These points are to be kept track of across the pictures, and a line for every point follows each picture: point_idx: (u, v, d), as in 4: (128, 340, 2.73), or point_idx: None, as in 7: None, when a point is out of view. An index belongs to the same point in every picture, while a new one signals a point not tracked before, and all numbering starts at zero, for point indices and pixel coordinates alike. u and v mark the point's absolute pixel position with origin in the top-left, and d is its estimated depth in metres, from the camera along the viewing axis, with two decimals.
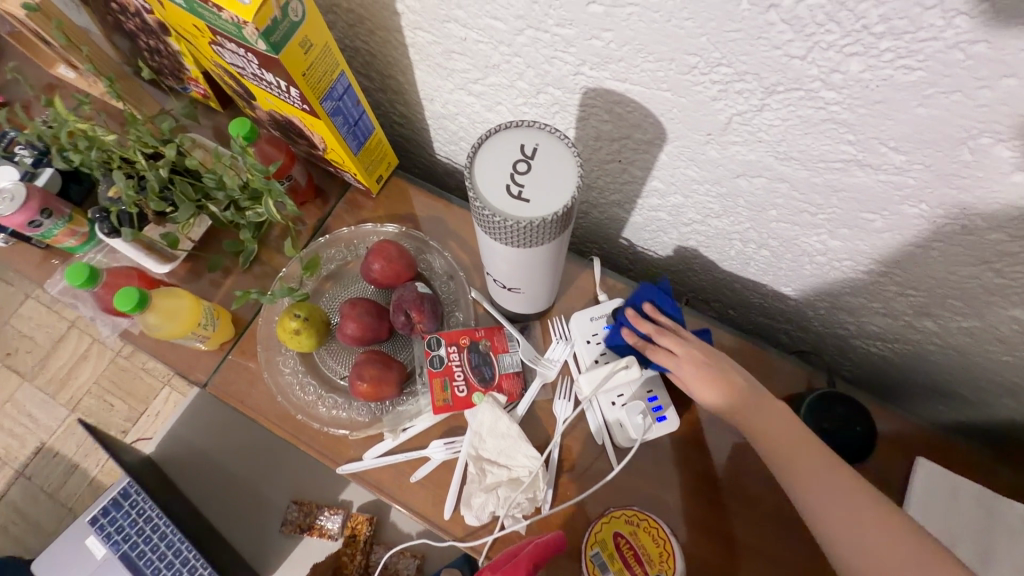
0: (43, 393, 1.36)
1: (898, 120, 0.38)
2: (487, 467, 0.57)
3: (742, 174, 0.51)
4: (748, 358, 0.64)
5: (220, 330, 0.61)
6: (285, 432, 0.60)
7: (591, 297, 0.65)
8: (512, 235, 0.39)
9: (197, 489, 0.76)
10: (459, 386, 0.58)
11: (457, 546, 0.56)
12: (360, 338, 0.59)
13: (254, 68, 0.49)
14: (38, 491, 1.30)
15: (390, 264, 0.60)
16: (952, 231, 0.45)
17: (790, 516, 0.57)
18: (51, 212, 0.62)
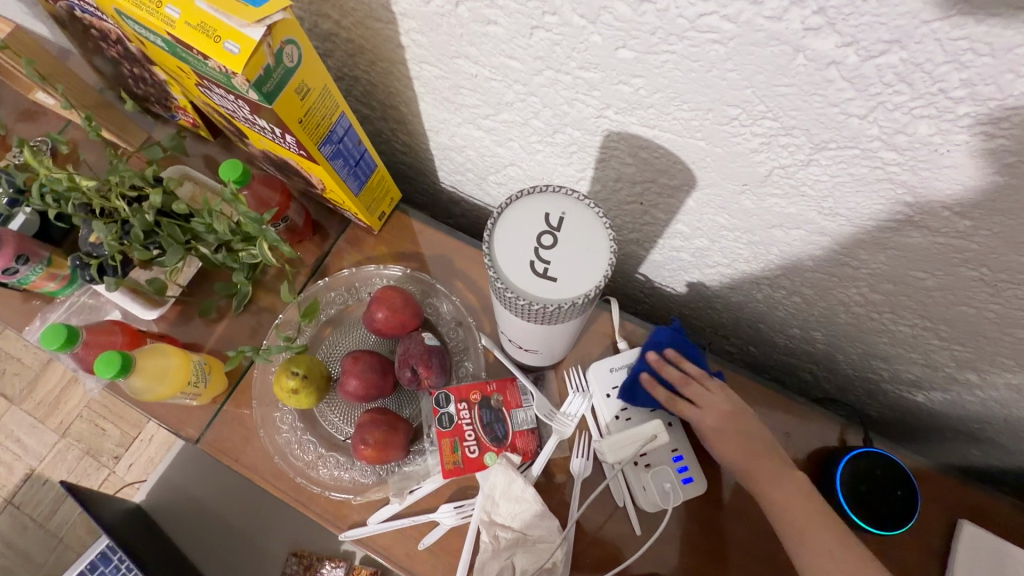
0: (31, 418, 1.32)
1: (967, 186, 0.34)
2: (501, 534, 0.52)
3: (778, 226, 0.47)
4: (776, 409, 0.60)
5: (212, 385, 0.57)
6: (284, 495, 0.56)
7: (609, 344, 0.61)
8: (535, 315, 0.35)
9: (189, 540, 0.71)
10: (469, 447, 0.54)
11: None
12: (364, 395, 0.55)
13: (245, 113, 0.44)
14: (28, 520, 1.26)
15: (395, 313, 0.56)
16: (1015, 296, 0.41)
17: None
18: (27, 258, 0.57)
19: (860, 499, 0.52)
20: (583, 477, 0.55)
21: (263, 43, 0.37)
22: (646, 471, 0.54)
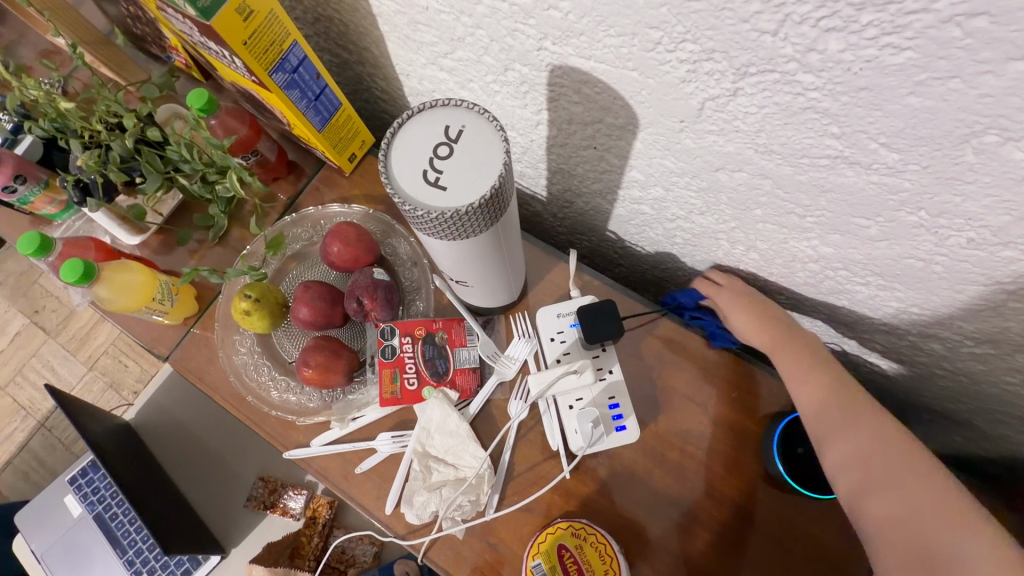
0: (65, 350, 1.44)
1: (887, 112, 0.32)
2: (433, 465, 0.54)
3: (721, 168, 0.46)
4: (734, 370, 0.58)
5: (179, 305, 0.61)
6: (239, 413, 0.59)
7: (561, 294, 0.61)
8: (432, 227, 0.35)
9: (168, 458, 0.76)
10: (409, 378, 0.56)
11: (397, 543, 0.53)
12: (313, 323, 0.57)
13: (197, 36, 0.47)
14: (57, 442, 1.38)
15: (349, 247, 0.58)
16: (959, 244, 0.38)
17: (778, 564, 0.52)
18: (25, 178, 0.62)
19: (795, 459, 0.52)
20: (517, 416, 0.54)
21: None
22: (578, 412, 0.54)
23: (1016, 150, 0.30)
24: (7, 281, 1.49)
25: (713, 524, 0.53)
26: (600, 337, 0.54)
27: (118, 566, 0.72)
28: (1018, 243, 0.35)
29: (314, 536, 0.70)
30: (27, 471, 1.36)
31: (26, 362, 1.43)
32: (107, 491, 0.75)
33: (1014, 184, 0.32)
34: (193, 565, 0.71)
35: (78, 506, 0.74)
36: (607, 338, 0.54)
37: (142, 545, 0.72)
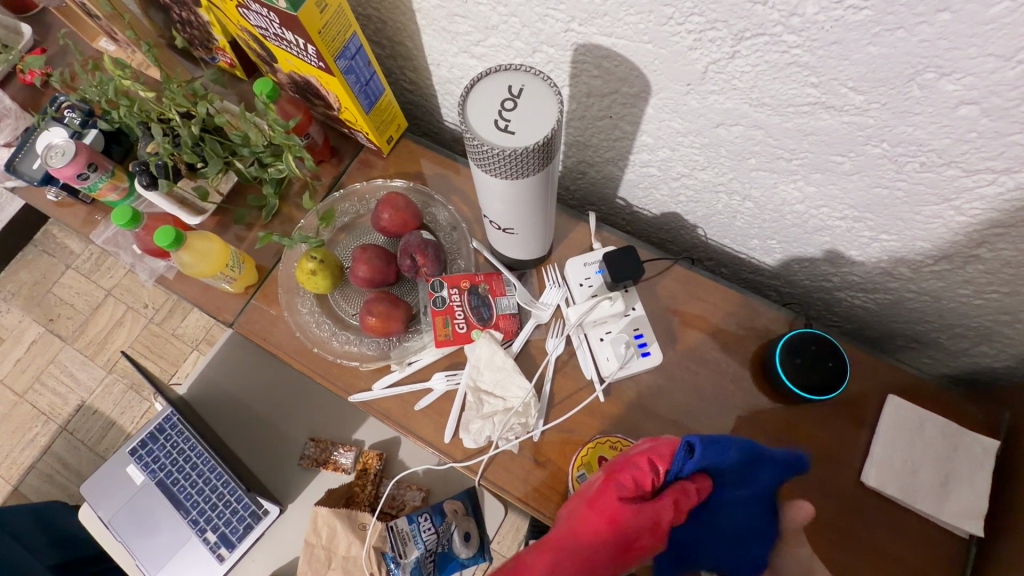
0: (83, 355, 1.47)
1: (853, 60, 0.42)
2: (484, 397, 0.62)
3: (721, 124, 0.55)
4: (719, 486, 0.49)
5: (245, 274, 0.68)
6: (304, 365, 0.66)
7: (584, 248, 0.70)
8: (501, 165, 0.44)
9: (224, 426, 0.82)
10: (459, 323, 0.63)
11: (455, 466, 0.61)
12: (371, 280, 0.65)
13: (276, 27, 0.55)
14: (80, 443, 1.41)
15: (398, 214, 0.66)
16: (914, 168, 0.48)
17: (786, 464, 0.61)
18: (96, 167, 0.69)
19: (795, 369, 0.59)
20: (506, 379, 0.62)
21: None
22: (609, 341, 0.63)
23: (948, 83, 0.40)
24: (22, 291, 1.52)
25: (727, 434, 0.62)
26: (623, 278, 0.63)
27: (183, 525, 0.79)
28: (958, 161, 0.45)
29: (367, 485, 0.77)
30: (50, 474, 1.39)
31: (43, 370, 1.46)
32: (167, 458, 0.81)
33: (949, 111, 0.42)
34: (254, 520, 0.78)
35: (140, 474, 0.80)
36: (630, 280, 0.63)
37: (205, 505, 0.79)
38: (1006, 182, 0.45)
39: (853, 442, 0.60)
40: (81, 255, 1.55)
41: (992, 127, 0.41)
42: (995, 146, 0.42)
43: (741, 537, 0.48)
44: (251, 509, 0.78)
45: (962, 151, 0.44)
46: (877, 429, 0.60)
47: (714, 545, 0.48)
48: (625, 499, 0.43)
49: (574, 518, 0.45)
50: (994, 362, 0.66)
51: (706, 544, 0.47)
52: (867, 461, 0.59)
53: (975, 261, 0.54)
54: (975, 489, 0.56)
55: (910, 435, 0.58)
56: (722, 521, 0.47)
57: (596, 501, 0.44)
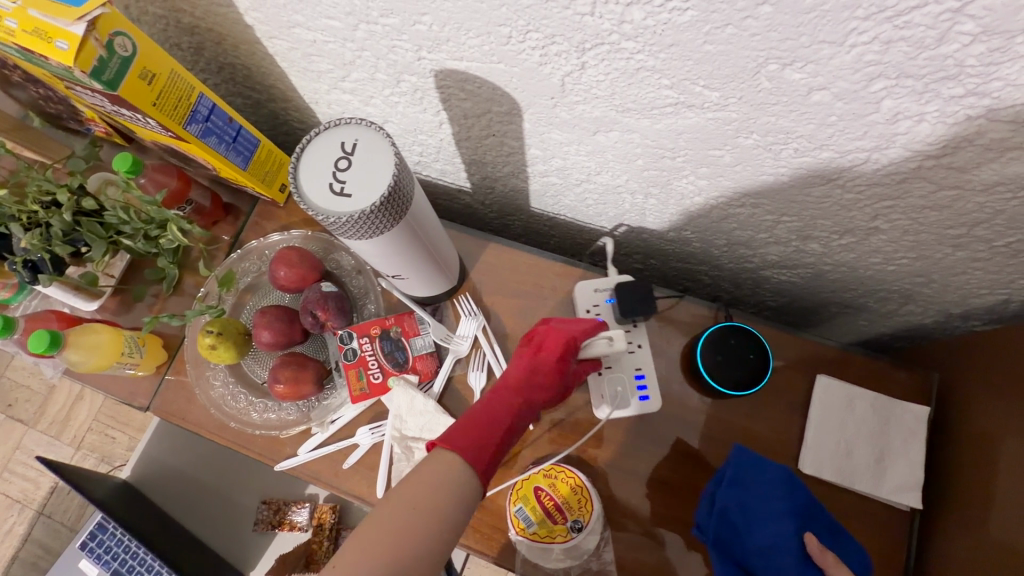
0: (47, 436, 1.44)
1: (696, 60, 0.39)
2: (412, 444, 0.60)
3: (598, 131, 0.53)
4: (761, 514, 0.52)
5: (149, 355, 0.65)
6: (226, 441, 0.64)
7: (497, 271, 0.67)
8: (349, 230, 0.41)
9: (172, 504, 0.80)
10: (373, 373, 0.62)
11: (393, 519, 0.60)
12: (276, 344, 0.62)
13: (109, 105, 0.51)
14: (60, 525, 1.38)
15: (294, 269, 0.63)
16: (790, 154, 0.46)
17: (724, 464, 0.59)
18: None
19: (718, 367, 0.58)
20: (425, 420, 0.60)
21: (86, 37, 0.43)
22: (607, 378, 0.61)
23: (793, 73, 0.37)
24: None
25: (662, 442, 0.60)
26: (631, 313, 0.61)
27: None
28: (828, 144, 0.43)
29: (324, 540, 0.77)
30: (36, 561, 1.37)
31: (10, 457, 1.43)
32: (119, 547, 0.78)
33: (803, 98, 0.39)
34: None
35: (94, 567, 0.78)
36: (640, 316, 0.61)
37: None
38: (880, 159, 0.42)
39: (788, 431, 0.59)
40: None
41: (848, 110, 0.39)
42: (858, 127, 0.40)
43: (778, 555, 0.51)
44: None
45: (828, 134, 0.42)
46: (809, 413, 0.58)
47: (752, 556, 0.51)
48: (574, 345, 0.57)
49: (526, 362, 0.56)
50: (924, 320, 0.64)
51: (739, 544, 0.52)
52: (803, 449, 0.58)
53: (877, 232, 0.53)
54: (911, 461, 0.55)
55: (840, 415, 0.57)
56: (745, 525, 0.52)
57: (548, 352, 0.56)
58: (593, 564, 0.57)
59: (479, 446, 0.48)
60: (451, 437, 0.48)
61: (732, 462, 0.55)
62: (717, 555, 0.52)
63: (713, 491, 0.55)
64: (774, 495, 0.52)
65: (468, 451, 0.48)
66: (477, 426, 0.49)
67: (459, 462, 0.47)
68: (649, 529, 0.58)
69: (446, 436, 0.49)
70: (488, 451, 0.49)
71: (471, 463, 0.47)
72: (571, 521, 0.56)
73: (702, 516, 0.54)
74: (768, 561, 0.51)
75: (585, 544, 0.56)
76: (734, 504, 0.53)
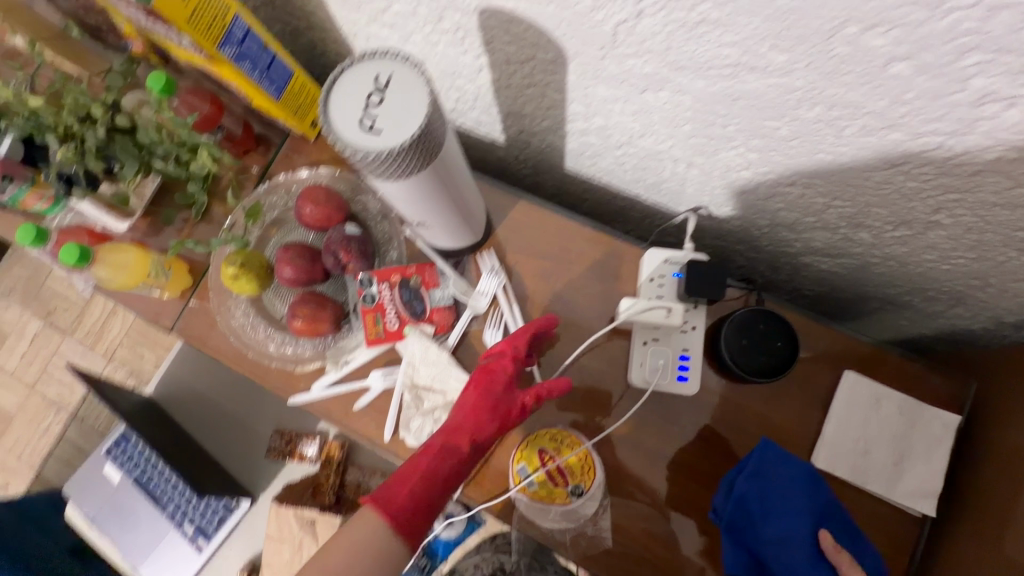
0: (82, 345, 1.52)
1: (765, 15, 0.35)
2: (422, 393, 0.61)
3: (646, 89, 0.49)
4: (778, 505, 0.52)
5: (176, 278, 0.67)
6: (242, 369, 0.65)
7: (524, 230, 0.66)
8: (376, 169, 0.39)
9: (192, 420, 0.83)
10: (390, 320, 0.61)
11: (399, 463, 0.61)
12: (297, 281, 0.62)
13: (143, 17, 0.50)
14: (91, 429, 1.48)
15: (320, 207, 0.63)
16: (855, 132, 0.42)
17: (735, 449, 0.58)
18: (11, 177, 0.64)
19: (742, 352, 0.55)
20: (439, 372, 0.61)
21: None
22: (651, 348, 0.58)
23: (875, 38, 0.33)
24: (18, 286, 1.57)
25: (674, 421, 0.59)
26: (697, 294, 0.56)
27: (162, 519, 0.81)
28: (900, 124, 0.39)
29: (331, 474, 0.78)
30: (69, 459, 1.47)
31: (48, 361, 1.53)
32: (140, 457, 0.82)
33: (881, 69, 0.35)
34: (227, 512, 0.81)
35: (116, 473, 0.82)
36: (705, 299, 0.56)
37: (181, 500, 0.81)
38: (956, 146, 0.38)
39: (807, 424, 0.57)
40: None
41: (929, 87, 0.35)
42: (938, 107, 0.36)
43: (789, 547, 0.50)
44: (222, 503, 0.81)
45: (902, 113, 0.38)
46: (830, 409, 0.56)
47: (764, 544, 0.51)
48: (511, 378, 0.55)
49: (463, 403, 0.53)
50: (970, 326, 0.60)
51: (753, 532, 0.52)
52: (819, 443, 0.56)
53: (936, 227, 0.49)
54: (932, 469, 0.53)
55: (863, 414, 0.55)
56: (761, 515, 0.51)
57: (484, 389, 0.53)
58: (589, 531, 0.57)
59: (416, 501, 0.45)
60: (379, 495, 0.46)
61: (756, 454, 0.53)
62: (730, 541, 0.52)
63: (733, 477, 0.54)
64: (795, 489, 0.51)
65: (394, 513, 0.44)
66: (407, 478, 0.46)
67: (384, 524, 0.44)
68: (650, 503, 0.58)
69: (378, 494, 0.46)
70: (423, 506, 0.46)
71: (396, 527, 0.44)
72: (571, 485, 0.57)
73: (719, 502, 0.53)
74: (780, 551, 0.51)
75: (583, 510, 0.57)
76: (755, 495, 0.52)
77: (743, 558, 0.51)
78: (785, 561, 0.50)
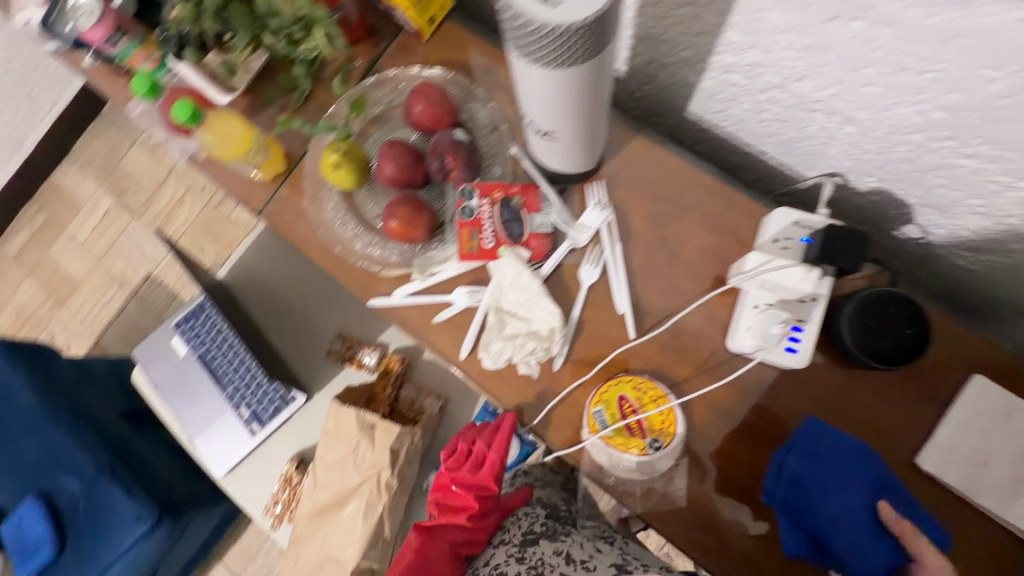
0: (149, 229, 1.57)
1: None
2: (507, 318, 0.58)
3: (835, 18, 0.43)
4: (838, 481, 0.49)
5: (271, 160, 0.65)
6: (326, 264, 0.64)
7: (638, 167, 0.61)
8: (540, 46, 0.37)
9: (260, 312, 0.84)
10: (486, 238, 0.59)
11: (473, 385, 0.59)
12: (397, 181, 0.60)
13: None
14: (148, 309, 1.53)
15: (431, 107, 0.60)
16: None
17: None
18: (124, 32, 0.66)
19: (863, 334, 0.51)
20: (526, 298, 0.58)
21: None
22: (763, 314, 0.53)
23: None
24: (94, 162, 1.62)
25: (769, 394, 0.55)
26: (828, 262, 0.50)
27: (220, 400, 0.82)
28: None
29: (388, 386, 0.78)
30: (125, 334, 1.54)
31: (115, 239, 1.58)
32: (207, 335, 0.83)
33: None
34: (283, 404, 0.80)
35: (183, 346, 0.84)
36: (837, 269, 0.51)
37: (240, 383, 0.81)
38: None
39: (917, 421, 0.53)
40: (145, 131, 1.60)
41: None
42: None
43: (851, 524, 0.48)
44: (280, 393, 0.80)
45: None
46: (948, 410, 0.52)
47: (824, 523, 0.49)
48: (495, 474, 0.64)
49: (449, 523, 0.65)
50: None
51: (810, 510, 0.49)
52: (928, 444, 0.52)
53: None
54: None
55: (986, 422, 0.50)
56: (817, 493, 0.49)
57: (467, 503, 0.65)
58: (659, 487, 0.55)
59: None
60: None
61: (799, 436, 0.51)
62: (787, 524, 0.50)
63: (779, 457, 0.52)
64: (849, 465, 0.49)
65: None
66: None
67: None
68: (729, 471, 0.55)
69: None
70: None
71: None
72: (649, 438, 0.54)
73: (770, 484, 0.51)
74: (841, 529, 0.48)
75: (658, 464, 0.54)
76: (806, 474, 0.50)
77: (802, 535, 0.50)
78: (846, 539, 0.48)
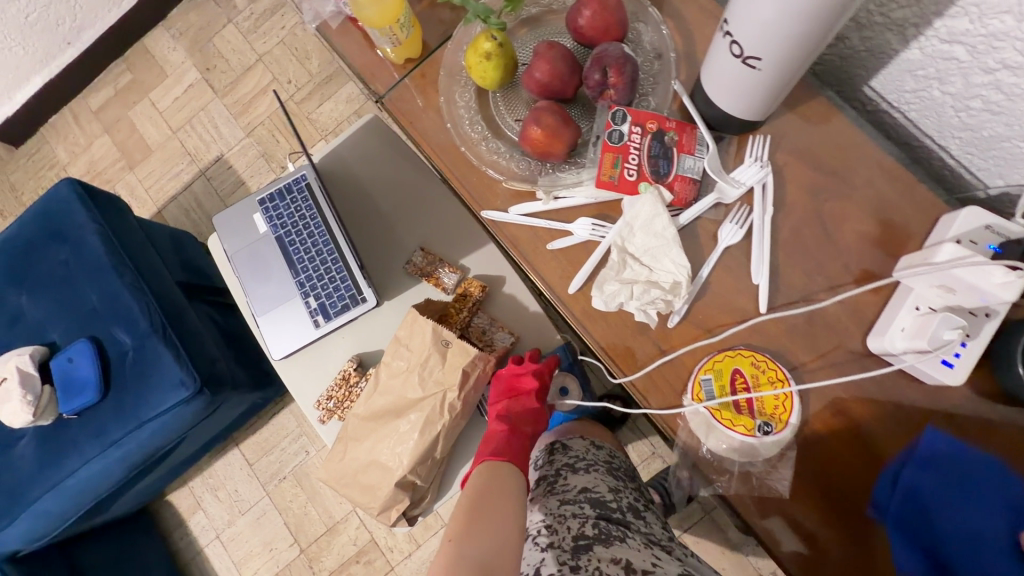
0: (229, 112, 1.55)
1: None
2: (629, 261, 0.53)
3: None
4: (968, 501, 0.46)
5: (410, 41, 0.60)
6: (444, 163, 0.60)
7: (809, 132, 0.55)
8: None
9: (344, 208, 0.82)
10: (629, 168, 0.54)
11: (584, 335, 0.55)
12: (546, 87, 0.55)
13: None
14: (213, 191, 1.53)
15: (602, 13, 0.53)
16: None
17: None
18: None
19: None
20: (657, 242, 0.53)
21: None
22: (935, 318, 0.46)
23: None
24: (188, 33, 1.59)
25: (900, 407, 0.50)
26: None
27: (291, 284, 0.81)
28: None
29: (463, 310, 0.74)
30: (187, 210, 1.54)
31: (194, 115, 1.57)
32: (289, 218, 0.82)
33: None
34: (352, 303, 0.77)
35: (264, 224, 0.83)
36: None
37: (312, 273, 0.80)
38: None
39: None
40: (242, 11, 1.56)
41: None
42: None
43: (982, 548, 0.45)
44: (351, 292, 0.77)
45: None
46: None
47: (949, 544, 0.46)
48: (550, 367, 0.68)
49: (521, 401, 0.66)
50: None
51: (931, 527, 0.47)
52: None
53: None
54: None
55: None
56: (942, 510, 0.47)
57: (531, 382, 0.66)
58: (754, 474, 0.50)
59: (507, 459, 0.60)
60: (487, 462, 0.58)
61: (920, 447, 0.49)
62: (899, 537, 0.47)
63: (895, 469, 0.49)
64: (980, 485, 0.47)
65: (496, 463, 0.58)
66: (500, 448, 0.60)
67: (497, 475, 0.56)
68: (837, 479, 0.50)
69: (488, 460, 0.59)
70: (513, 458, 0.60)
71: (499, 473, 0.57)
72: (758, 421, 0.50)
73: (883, 494, 0.48)
74: (969, 553, 0.45)
75: (761, 450, 0.50)
76: (926, 487, 0.47)
77: (920, 555, 0.46)
78: (973, 564, 0.45)
